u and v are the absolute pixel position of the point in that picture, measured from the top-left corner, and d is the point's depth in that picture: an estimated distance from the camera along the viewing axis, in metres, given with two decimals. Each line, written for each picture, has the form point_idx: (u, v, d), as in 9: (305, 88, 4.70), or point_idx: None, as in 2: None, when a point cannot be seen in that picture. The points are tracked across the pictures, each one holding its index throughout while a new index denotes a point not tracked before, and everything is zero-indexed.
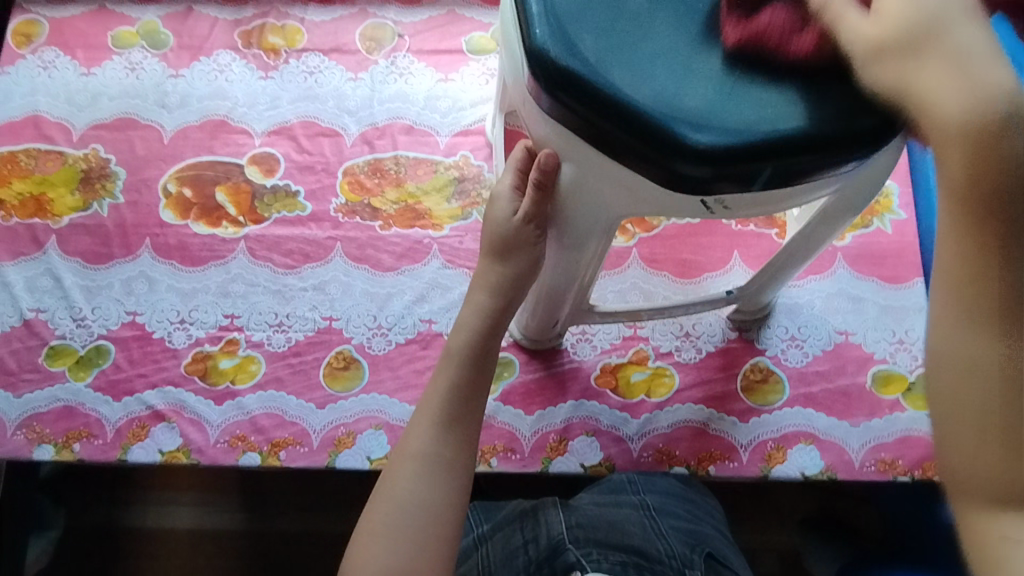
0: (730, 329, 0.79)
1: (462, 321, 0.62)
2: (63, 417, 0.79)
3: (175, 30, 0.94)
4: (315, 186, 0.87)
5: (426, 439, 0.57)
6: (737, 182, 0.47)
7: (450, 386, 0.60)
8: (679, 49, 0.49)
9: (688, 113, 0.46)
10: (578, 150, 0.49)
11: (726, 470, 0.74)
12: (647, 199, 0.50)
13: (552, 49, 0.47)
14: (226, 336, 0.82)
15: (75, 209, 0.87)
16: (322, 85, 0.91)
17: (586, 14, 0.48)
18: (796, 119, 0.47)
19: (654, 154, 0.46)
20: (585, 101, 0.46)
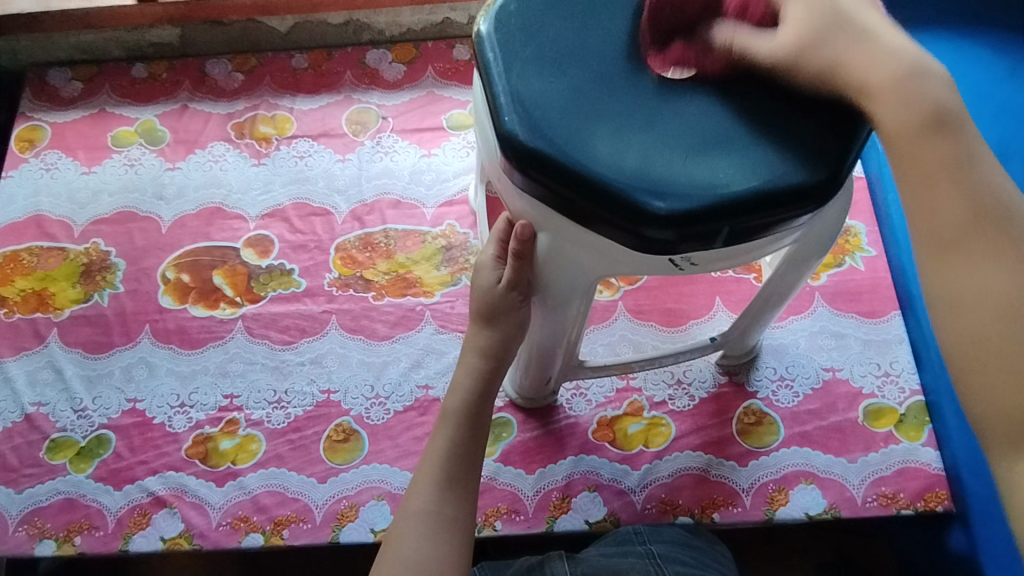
0: (720, 374, 0.81)
1: (457, 381, 0.64)
2: (65, 510, 0.79)
3: (171, 127, 1.00)
4: (308, 263, 0.91)
5: (428, 498, 0.59)
6: (703, 242, 0.49)
7: (451, 446, 0.61)
8: (637, 112, 0.50)
9: (650, 180, 0.48)
10: (553, 222, 0.52)
11: (730, 517, 0.74)
12: (620, 260, 0.52)
13: (520, 132, 0.49)
14: (226, 417, 0.83)
15: (76, 301, 0.90)
16: (312, 168, 0.96)
17: (549, 93, 0.50)
18: (754, 177, 0.48)
19: (622, 220, 0.48)
20: (554, 177, 0.48)
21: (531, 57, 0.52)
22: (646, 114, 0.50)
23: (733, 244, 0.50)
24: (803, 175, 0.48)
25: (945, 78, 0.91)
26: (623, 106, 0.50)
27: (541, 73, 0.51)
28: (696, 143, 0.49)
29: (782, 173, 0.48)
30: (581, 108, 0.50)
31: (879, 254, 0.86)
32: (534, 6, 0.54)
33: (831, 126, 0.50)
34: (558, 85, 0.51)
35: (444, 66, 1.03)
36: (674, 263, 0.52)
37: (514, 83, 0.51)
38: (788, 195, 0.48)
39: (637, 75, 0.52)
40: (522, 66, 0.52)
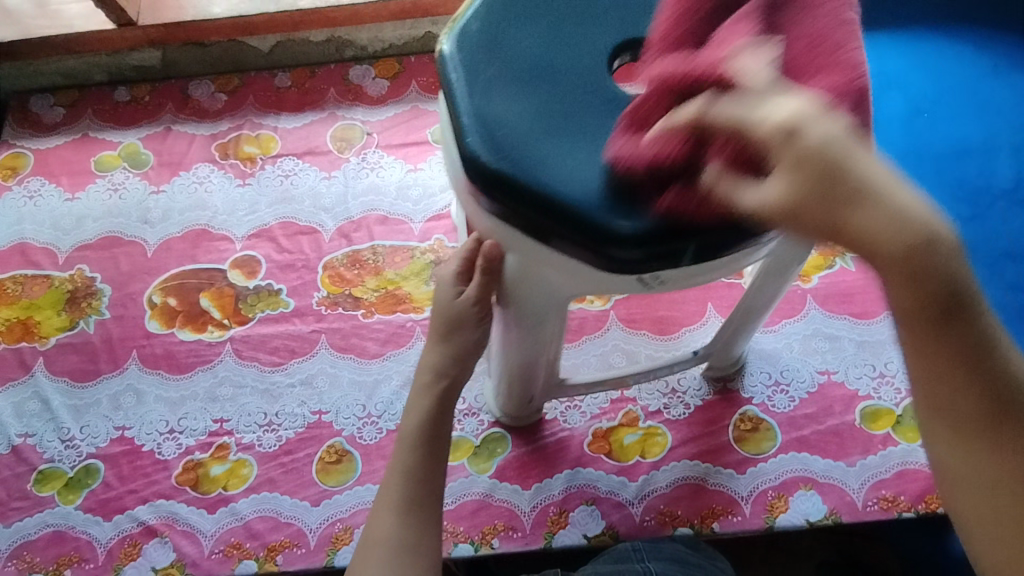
0: (705, 388, 0.80)
1: (412, 408, 0.63)
2: (54, 543, 0.78)
3: (155, 149, 0.99)
4: (296, 283, 0.90)
5: (390, 526, 0.59)
6: (671, 261, 0.46)
7: (406, 471, 0.61)
8: (604, 119, 0.47)
9: (617, 199, 0.45)
10: (519, 242, 0.49)
11: (730, 526, 0.73)
12: (587, 276, 0.49)
13: (483, 152, 0.46)
14: (217, 441, 0.82)
15: (62, 329, 0.89)
16: (298, 187, 0.95)
17: (512, 109, 0.47)
18: None
19: (588, 241, 0.45)
20: (520, 198, 0.45)
21: (492, 72, 0.48)
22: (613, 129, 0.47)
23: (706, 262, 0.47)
24: None
25: (929, 75, 0.90)
26: (590, 124, 0.47)
27: (509, 88, 0.48)
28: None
29: None
30: (544, 124, 0.47)
31: None
32: (496, 18, 0.50)
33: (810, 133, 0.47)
34: (526, 102, 0.47)
35: (428, 80, 1.03)
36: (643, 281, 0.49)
37: (478, 98, 0.47)
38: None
39: (605, 87, 0.48)
40: (484, 81, 0.48)
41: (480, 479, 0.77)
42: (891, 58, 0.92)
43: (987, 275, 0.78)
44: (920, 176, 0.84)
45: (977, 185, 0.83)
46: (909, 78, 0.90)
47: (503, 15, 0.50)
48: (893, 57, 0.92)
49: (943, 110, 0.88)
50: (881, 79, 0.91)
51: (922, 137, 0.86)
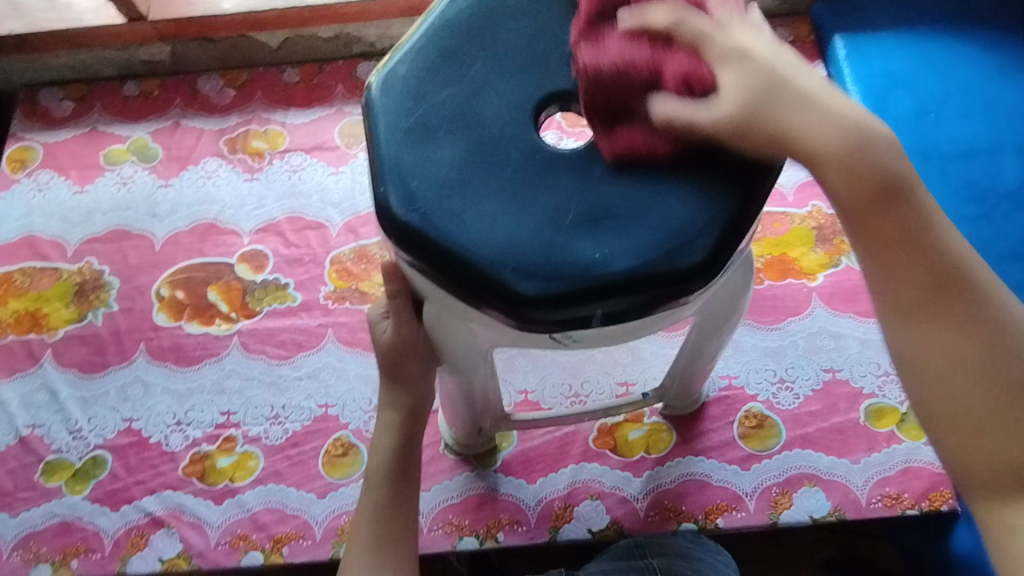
0: (657, 416, 0.79)
1: (377, 438, 0.61)
2: (61, 533, 0.78)
3: (163, 144, 1.00)
4: (303, 277, 0.90)
5: (364, 566, 0.56)
6: (576, 324, 0.44)
7: (375, 507, 0.58)
8: (521, 174, 0.46)
9: (522, 258, 0.44)
10: (436, 295, 0.48)
11: (734, 521, 0.74)
12: (498, 330, 0.48)
13: (394, 204, 0.45)
14: (223, 434, 0.83)
15: (70, 321, 0.89)
16: (305, 182, 0.96)
17: (429, 161, 0.46)
18: (632, 252, 0.44)
19: (492, 298, 0.44)
20: (429, 254, 0.44)
21: (414, 121, 0.47)
22: (528, 185, 0.45)
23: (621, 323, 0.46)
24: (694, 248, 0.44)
25: (935, 75, 0.91)
26: (508, 178, 0.46)
27: (432, 138, 0.47)
28: (586, 215, 0.45)
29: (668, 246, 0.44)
30: (460, 177, 0.46)
31: None
32: (427, 66, 0.49)
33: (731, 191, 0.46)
34: (445, 155, 0.46)
35: None
36: (555, 340, 0.47)
37: (398, 149, 0.46)
38: (671, 276, 0.44)
39: (528, 138, 0.47)
40: (408, 130, 0.47)
41: (485, 473, 0.78)
42: (898, 59, 0.92)
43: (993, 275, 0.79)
44: (927, 176, 0.84)
45: (984, 185, 0.83)
46: (915, 79, 0.91)
47: (433, 63, 0.49)
48: (900, 58, 0.92)
49: (949, 111, 0.88)
50: (888, 79, 0.91)
51: (929, 138, 0.87)
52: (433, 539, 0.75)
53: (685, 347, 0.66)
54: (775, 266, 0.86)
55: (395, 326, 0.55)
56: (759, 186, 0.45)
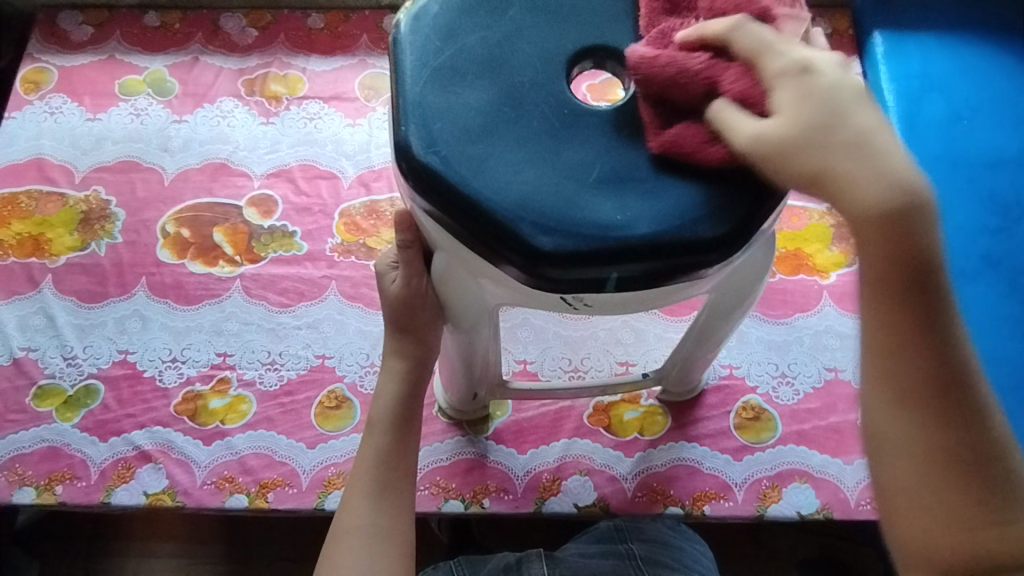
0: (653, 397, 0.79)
1: (380, 388, 0.60)
2: (48, 458, 0.78)
3: (181, 79, 0.98)
4: (311, 227, 0.89)
5: (363, 511, 0.56)
6: (588, 287, 0.43)
7: (376, 455, 0.58)
8: (547, 127, 0.45)
9: (541, 212, 0.43)
10: (449, 244, 0.46)
11: (721, 510, 0.73)
12: (509, 288, 0.47)
13: (413, 144, 0.44)
14: (218, 375, 0.82)
15: (73, 249, 0.88)
16: (321, 131, 0.94)
17: (453, 109, 0.45)
18: (651, 218, 0.43)
19: (504, 250, 0.43)
20: (444, 200, 0.43)
21: (443, 65, 0.46)
22: (556, 139, 0.45)
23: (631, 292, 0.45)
24: (715, 221, 0.43)
25: (971, 82, 0.89)
26: (534, 130, 0.45)
27: (458, 83, 0.46)
28: (611, 176, 0.44)
29: (693, 217, 0.43)
30: (485, 125, 0.45)
31: None
32: (462, 9, 0.48)
33: None
34: (471, 100, 0.45)
35: None
36: (566, 302, 0.46)
37: (422, 90, 0.45)
38: (692, 245, 0.43)
39: (559, 92, 0.46)
40: (436, 74, 0.46)
41: (476, 439, 0.78)
42: (936, 61, 0.90)
43: (1007, 290, 0.79)
44: (953, 184, 0.83)
45: (1009, 198, 0.83)
46: (951, 83, 0.89)
47: (468, 8, 0.48)
48: (938, 61, 0.90)
49: (983, 119, 0.87)
50: (924, 81, 0.89)
51: (958, 144, 0.85)
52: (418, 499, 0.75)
53: (690, 332, 0.65)
54: (788, 260, 0.84)
55: (404, 277, 0.54)
56: None
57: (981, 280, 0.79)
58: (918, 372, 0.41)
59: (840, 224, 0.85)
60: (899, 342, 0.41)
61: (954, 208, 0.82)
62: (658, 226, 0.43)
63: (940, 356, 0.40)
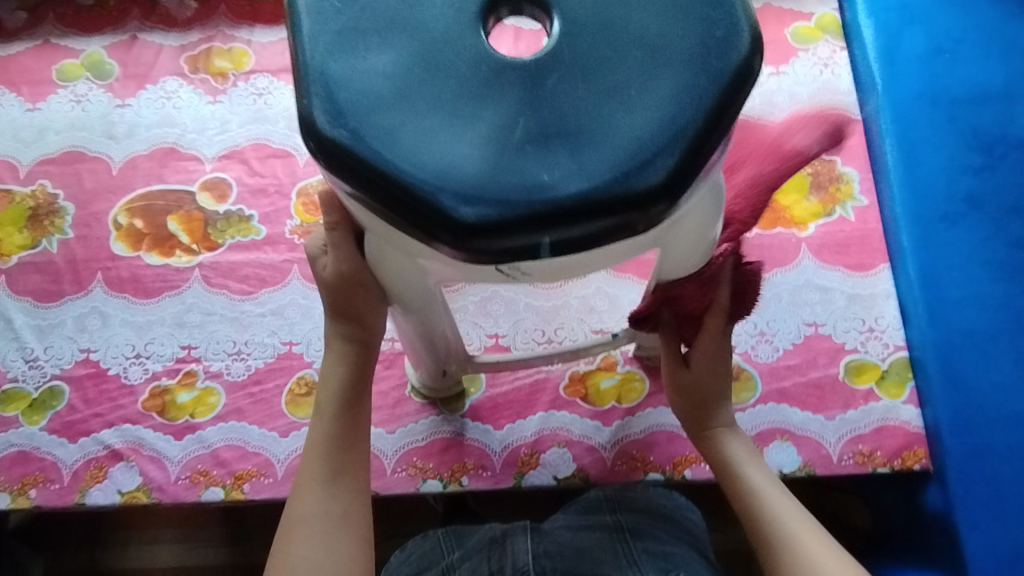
0: (633, 360, 0.78)
1: (327, 374, 0.59)
2: (18, 463, 0.77)
3: (120, 60, 0.93)
4: (268, 209, 0.85)
5: (315, 499, 0.54)
6: (522, 255, 0.41)
7: (325, 440, 0.56)
8: (460, 88, 0.43)
9: (460, 179, 0.41)
10: (376, 223, 0.44)
11: (702, 473, 0.73)
12: (445, 264, 0.44)
13: (320, 120, 0.42)
14: (184, 368, 0.80)
15: (24, 247, 0.85)
16: (271, 107, 0.90)
17: (359, 79, 0.43)
18: (576, 177, 0.40)
19: (426, 224, 0.41)
20: (356, 175, 0.41)
21: (345, 33, 0.45)
22: (472, 98, 0.42)
23: (569, 257, 0.42)
24: (644, 171, 0.41)
25: (953, 12, 0.84)
26: (449, 90, 0.43)
27: (363, 51, 0.44)
28: (536, 132, 0.42)
29: (619, 172, 0.41)
30: (396, 90, 0.43)
31: (872, 204, 0.80)
32: None
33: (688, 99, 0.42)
34: (378, 65, 0.44)
35: None
36: (504, 273, 0.44)
37: (326, 57, 0.44)
38: (631, 200, 0.40)
39: (472, 47, 0.44)
40: (339, 44, 0.44)
41: (452, 417, 0.76)
42: None
43: (991, 230, 0.76)
44: (934, 123, 0.79)
45: (993, 133, 0.79)
46: (933, 15, 0.84)
47: None
48: None
49: (966, 51, 0.82)
50: (904, 13, 0.84)
51: (940, 79, 0.81)
52: (396, 481, 0.74)
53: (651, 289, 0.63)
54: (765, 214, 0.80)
55: (334, 260, 0.52)
56: (730, 102, 0.42)
57: (964, 222, 0.76)
58: (764, 548, 0.59)
59: (818, 172, 0.81)
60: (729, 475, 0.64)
61: (934, 146, 0.79)
62: (584, 185, 0.40)
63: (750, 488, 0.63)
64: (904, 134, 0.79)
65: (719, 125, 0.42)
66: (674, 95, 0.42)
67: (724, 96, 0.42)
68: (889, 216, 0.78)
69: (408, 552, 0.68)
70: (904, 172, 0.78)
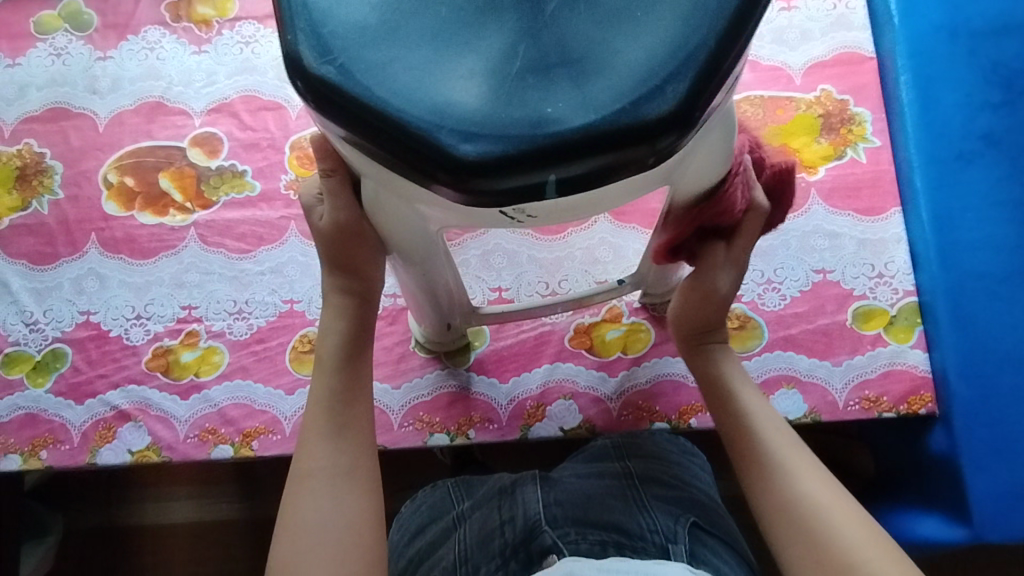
0: (639, 308, 0.77)
1: (326, 328, 0.58)
2: (27, 425, 0.77)
3: (98, 9, 0.88)
4: (261, 164, 0.83)
5: (322, 453, 0.54)
6: (526, 194, 0.39)
7: (328, 395, 0.56)
8: (454, 19, 0.41)
9: (457, 114, 0.39)
10: (371, 168, 0.43)
11: (708, 421, 0.73)
12: (447, 209, 0.43)
13: (307, 58, 0.40)
14: (185, 328, 0.79)
15: (15, 209, 0.83)
16: (259, 56, 0.86)
17: (346, 14, 0.41)
18: (580, 108, 0.38)
19: (425, 163, 0.39)
20: (349, 116, 0.40)
21: None
22: (466, 30, 0.40)
23: (576, 195, 0.41)
24: (653, 100, 0.39)
25: None
26: (442, 21, 0.41)
27: None
28: (537, 62, 0.39)
29: (626, 101, 0.38)
30: (385, 22, 0.41)
31: (884, 145, 0.77)
32: None
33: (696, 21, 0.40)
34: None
35: None
36: (509, 217, 0.42)
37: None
38: (640, 131, 0.38)
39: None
40: None
41: (457, 371, 0.76)
42: None
43: (1009, 169, 0.74)
44: (952, 57, 0.76)
45: (1014, 67, 0.76)
46: None
47: None
48: None
49: None
50: None
51: (961, 10, 0.77)
52: (403, 435, 0.74)
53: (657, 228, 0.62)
54: None
55: (330, 209, 0.51)
56: (742, 23, 0.40)
57: (981, 161, 0.74)
58: (745, 461, 0.60)
59: (830, 113, 0.78)
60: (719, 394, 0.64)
61: (952, 83, 0.76)
62: (589, 117, 0.38)
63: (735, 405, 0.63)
64: (920, 71, 0.76)
65: (731, 48, 0.40)
66: (681, 17, 0.40)
67: (734, 17, 0.40)
68: (903, 158, 0.76)
69: (419, 502, 0.72)
70: (920, 110, 0.75)
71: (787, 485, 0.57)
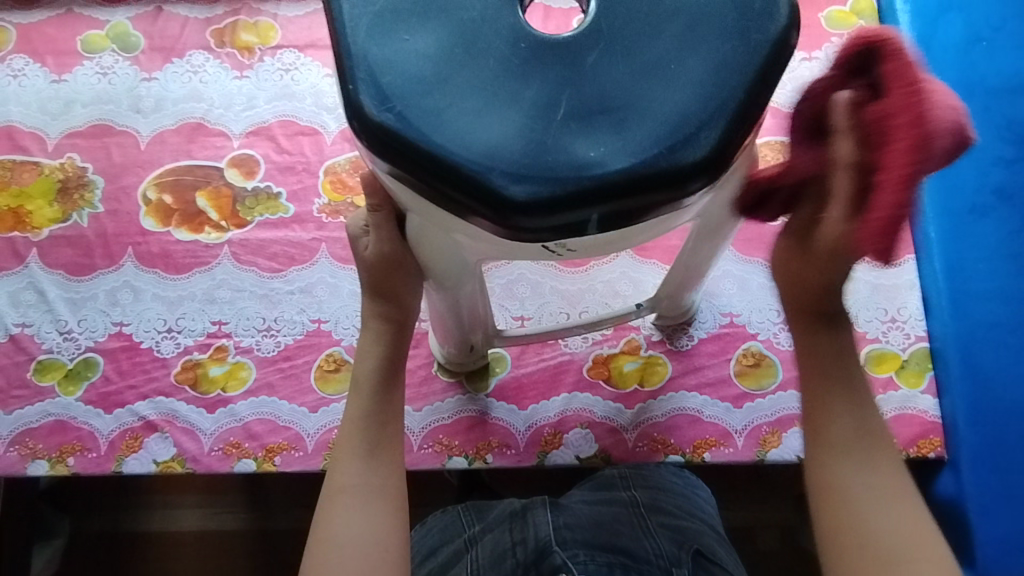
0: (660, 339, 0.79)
1: (365, 351, 0.61)
2: (56, 432, 0.79)
3: (145, 32, 0.92)
4: (296, 186, 0.86)
5: (356, 471, 0.56)
6: (569, 231, 0.42)
7: (362, 415, 0.58)
8: (503, 65, 0.43)
9: (506, 159, 0.41)
10: (420, 206, 0.46)
11: (721, 455, 0.75)
12: (488, 242, 0.45)
13: (366, 105, 0.43)
14: (215, 343, 0.82)
15: (54, 221, 0.86)
16: (299, 83, 0.89)
17: (401, 62, 0.44)
18: (618, 152, 0.41)
19: (478, 203, 0.42)
20: (405, 158, 0.42)
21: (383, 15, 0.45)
22: (512, 77, 0.43)
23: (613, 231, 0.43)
24: (687, 146, 0.41)
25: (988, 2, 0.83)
26: (491, 68, 0.43)
27: (402, 34, 0.44)
28: (579, 109, 0.42)
29: (661, 147, 0.41)
30: (438, 70, 0.43)
31: None
32: None
33: (727, 72, 0.43)
34: (419, 48, 0.44)
35: None
36: (549, 250, 0.45)
37: (365, 41, 0.44)
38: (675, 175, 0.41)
39: (510, 24, 0.44)
40: (378, 26, 0.45)
41: (478, 397, 0.78)
42: None
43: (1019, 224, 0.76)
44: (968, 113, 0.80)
45: None
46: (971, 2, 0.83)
47: None
48: None
49: (1004, 41, 0.82)
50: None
51: (977, 69, 0.81)
52: (422, 457, 0.76)
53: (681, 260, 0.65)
54: None
55: (374, 241, 0.54)
56: (769, 75, 0.43)
57: (993, 215, 0.77)
58: (823, 444, 0.56)
59: None
60: (827, 374, 0.57)
61: None
62: (625, 162, 0.41)
63: (836, 389, 0.57)
64: None
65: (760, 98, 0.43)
66: (714, 68, 0.43)
67: (762, 69, 0.43)
68: None
69: (429, 526, 0.73)
70: None
71: (853, 487, 0.53)
